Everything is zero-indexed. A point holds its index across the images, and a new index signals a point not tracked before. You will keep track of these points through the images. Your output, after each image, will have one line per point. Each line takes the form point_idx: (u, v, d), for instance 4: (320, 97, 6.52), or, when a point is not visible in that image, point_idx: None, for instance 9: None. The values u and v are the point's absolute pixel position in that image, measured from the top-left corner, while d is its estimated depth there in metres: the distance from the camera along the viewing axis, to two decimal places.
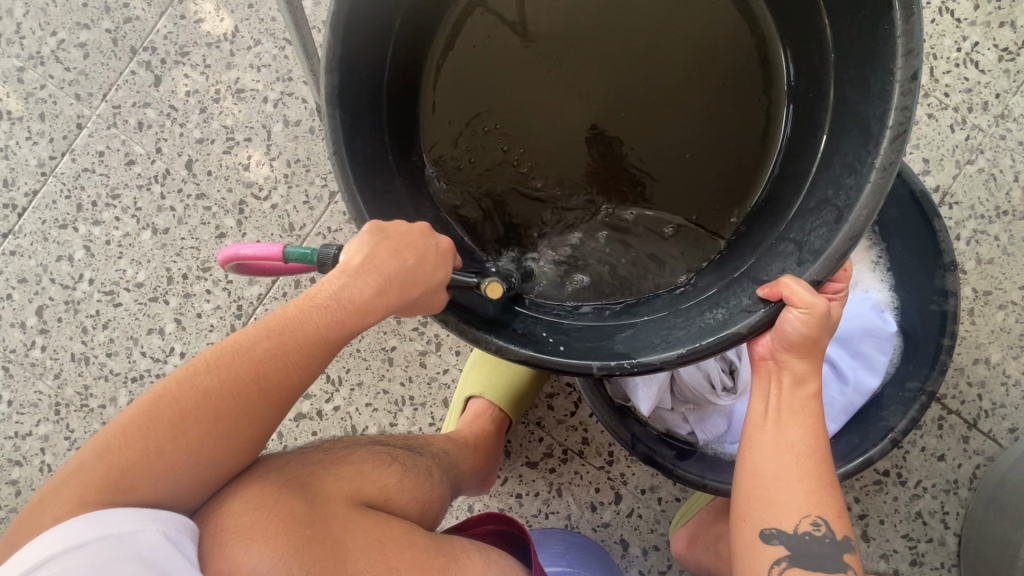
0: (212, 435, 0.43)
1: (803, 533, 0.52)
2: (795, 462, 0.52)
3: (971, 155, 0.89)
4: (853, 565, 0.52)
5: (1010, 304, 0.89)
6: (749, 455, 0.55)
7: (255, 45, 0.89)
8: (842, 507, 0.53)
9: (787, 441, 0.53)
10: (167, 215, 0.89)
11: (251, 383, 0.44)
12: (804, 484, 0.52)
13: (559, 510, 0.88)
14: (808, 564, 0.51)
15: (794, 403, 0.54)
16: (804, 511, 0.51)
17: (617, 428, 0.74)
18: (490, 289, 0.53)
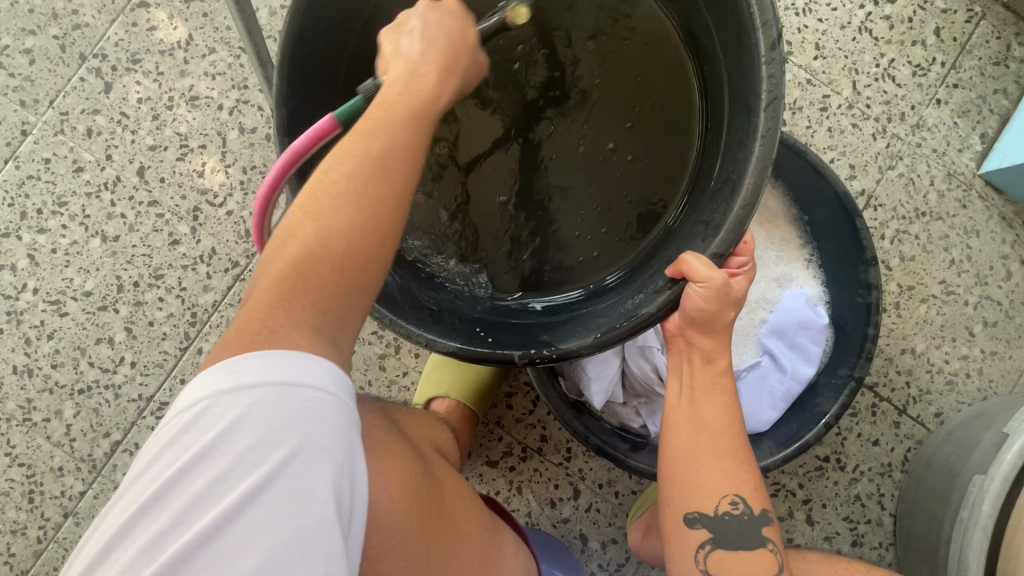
0: (360, 236, 0.41)
1: (723, 514, 0.56)
2: (710, 444, 0.56)
3: (891, 162, 0.97)
4: (772, 538, 0.57)
5: (931, 298, 0.96)
6: (670, 441, 0.58)
7: (210, 54, 0.89)
8: (758, 482, 0.57)
9: (702, 424, 0.56)
10: (117, 223, 0.87)
11: (378, 179, 0.42)
12: (721, 465, 0.56)
13: (519, 508, 0.89)
14: (729, 543, 0.55)
15: (706, 385, 0.58)
16: (723, 492, 0.55)
17: (571, 421, 0.76)
18: (516, 14, 0.61)
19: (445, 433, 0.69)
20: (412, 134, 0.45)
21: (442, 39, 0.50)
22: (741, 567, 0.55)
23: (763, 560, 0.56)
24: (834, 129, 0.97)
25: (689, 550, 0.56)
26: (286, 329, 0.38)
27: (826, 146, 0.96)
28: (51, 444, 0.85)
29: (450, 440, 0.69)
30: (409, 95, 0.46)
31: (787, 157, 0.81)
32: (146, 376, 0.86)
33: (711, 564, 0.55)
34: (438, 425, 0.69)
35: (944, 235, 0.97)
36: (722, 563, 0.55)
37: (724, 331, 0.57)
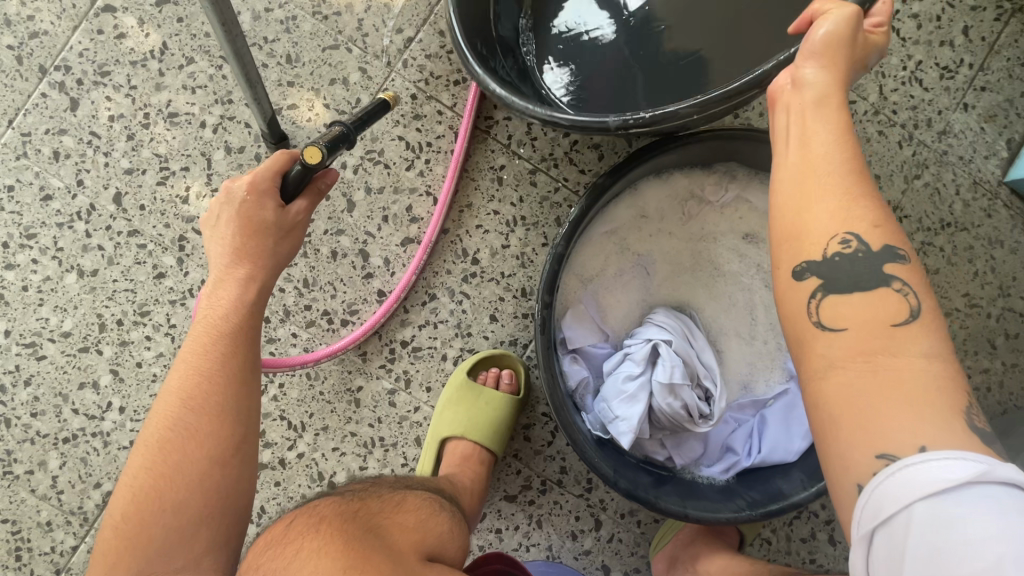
0: (179, 477, 0.53)
1: (835, 256, 0.42)
2: (825, 193, 0.44)
3: (917, 170, 0.93)
4: (899, 276, 0.42)
5: (954, 311, 0.94)
6: (780, 208, 0.45)
7: (188, 64, 0.80)
8: (878, 216, 0.42)
9: (818, 196, 0.44)
10: (94, 255, 0.79)
11: (203, 418, 0.55)
12: (834, 190, 0.43)
13: (540, 542, 0.86)
14: (845, 288, 0.42)
15: (816, 167, 0.44)
16: (830, 229, 0.43)
17: (598, 465, 0.71)
18: (311, 155, 0.57)
19: (440, 516, 0.64)
20: (226, 367, 0.57)
21: (250, 254, 0.60)
22: (864, 335, 0.40)
23: (879, 305, 0.41)
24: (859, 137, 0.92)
25: (797, 301, 0.43)
26: (155, 561, 0.51)
27: None
28: (36, 498, 0.79)
29: (449, 524, 0.64)
30: (222, 325, 0.58)
31: None
32: (136, 422, 0.80)
33: (826, 313, 0.42)
34: (431, 508, 0.64)
35: (969, 246, 0.94)
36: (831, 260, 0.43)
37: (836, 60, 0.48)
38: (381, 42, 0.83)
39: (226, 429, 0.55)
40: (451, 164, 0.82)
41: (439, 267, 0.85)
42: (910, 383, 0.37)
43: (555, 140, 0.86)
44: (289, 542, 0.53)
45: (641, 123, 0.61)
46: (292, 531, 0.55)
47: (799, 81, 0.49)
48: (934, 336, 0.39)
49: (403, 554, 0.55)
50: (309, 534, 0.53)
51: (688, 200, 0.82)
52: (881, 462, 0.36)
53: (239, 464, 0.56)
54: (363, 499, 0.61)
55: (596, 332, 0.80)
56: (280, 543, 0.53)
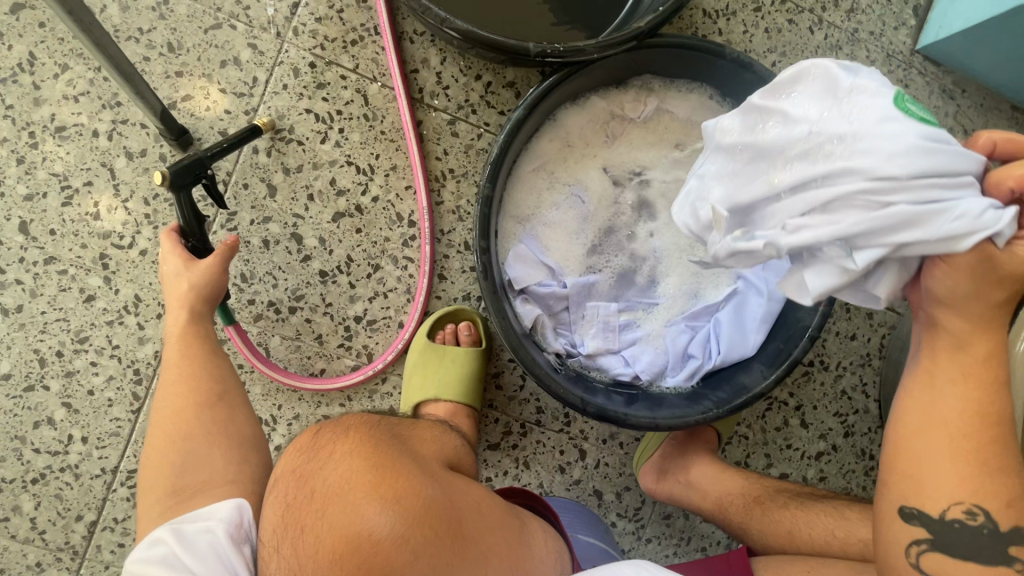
0: (188, 427, 0.61)
1: (953, 521, 0.47)
2: (967, 479, 0.47)
3: (832, 53, 0.93)
4: (1023, 558, 0.47)
5: None
6: (909, 469, 0.48)
7: (63, 72, 0.75)
8: (1015, 496, 0.46)
9: (960, 476, 0.47)
10: (15, 291, 0.76)
11: (187, 384, 0.63)
12: (965, 464, 0.46)
13: (530, 481, 0.89)
14: (954, 549, 0.47)
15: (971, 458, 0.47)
16: (956, 498, 0.47)
17: (567, 395, 0.74)
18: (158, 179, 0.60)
19: (451, 436, 0.65)
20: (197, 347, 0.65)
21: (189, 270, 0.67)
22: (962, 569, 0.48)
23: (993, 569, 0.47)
24: (772, 29, 0.91)
25: (895, 492, 0.49)
26: (176, 491, 0.57)
27: (766, 49, 0.91)
28: (20, 542, 0.78)
29: (458, 442, 0.65)
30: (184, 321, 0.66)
31: (731, 72, 0.76)
32: (103, 449, 0.78)
33: (925, 561, 0.48)
34: (441, 428, 0.65)
35: None
36: (936, 494, 0.47)
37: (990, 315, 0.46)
38: (266, 12, 0.78)
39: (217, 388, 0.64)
40: (412, 138, 0.80)
41: (377, 237, 0.83)
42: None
43: (468, 86, 0.83)
44: (320, 453, 0.51)
45: (556, 53, 0.68)
46: (321, 439, 0.52)
47: (957, 343, 0.47)
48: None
49: (430, 462, 0.55)
50: (338, 440, 0.52)
51: (609, 121, 0.81)
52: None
53: (230, 404, 0.63)
54: (378, 417, 0.60)
55: (542, 269, 0.80)
56: (308, 454, 0.52)
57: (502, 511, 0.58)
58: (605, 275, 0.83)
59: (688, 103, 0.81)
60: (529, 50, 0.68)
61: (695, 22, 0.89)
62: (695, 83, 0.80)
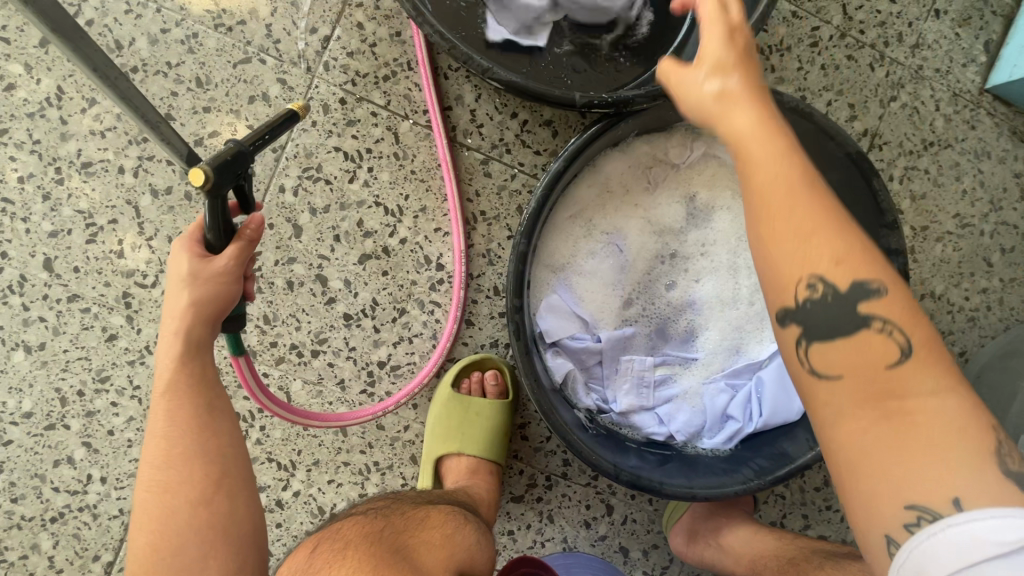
0: (187, 512, 0.54)
1: (804, 302, 0.42)
2: (801, 253, 0.41)
3: (893, 92, 0.87)
4: (880, 314, 0.41)
5: (946, 235, 0.90)
6: (748, 184, 0.44)
7: (90, 106, 0.73)
8: (842, 250, 0.41)
9: (793, 226, 0.41)
10: (38, 328, 0.75)
11: (182, 462, 0.55)
12: (792, 241, 0.41)
13: (554, 536, 0.85)
14: (835, 356, 0.41)
15: (815, 235, 0.41)
16: (795, 276, 0.42)
17: (598, 460, 0.69)
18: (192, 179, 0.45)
19: (466, 528, 0.60)
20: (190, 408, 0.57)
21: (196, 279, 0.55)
22: (861, 387, 0.40)
23: (873, 347, 0.40)
24: (828, 65, 0.85)
25: (791, 355, 0.43)
26: None
27: (821, 87, 0.85)
28: None
29: (476, 535, 0.60)
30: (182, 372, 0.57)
31: (789, 121, 0.70)
32: (121, 490, 0.77)
33: (818, 361, 0.42)
34: (457, 521, 0.60)
35: (954, 163, 0.89)
36: (824, 359, 0.42)
37: (772, 139, 0.44)
38: (297, 46, 0.75)
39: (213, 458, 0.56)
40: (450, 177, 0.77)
41: (403, 280, 0.79)
42: (928, 428, 0.37)
43: (503, 124, 0.79)
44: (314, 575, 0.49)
45: (604, 103, 0.65)
46: (317, 563, 0.50)
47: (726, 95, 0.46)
48: (901, 308, 0.41)
49: None
50: (335, 564, 0.49)
51: (652, 166, 0.76)
52: None
53: (233, 488, 0.57)
54: (387, 517, 0.57)
55: (576, 321, 0.76)
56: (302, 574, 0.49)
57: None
58: (641, 328, 0.79)
59: None
60: (575, 101, 0.65)
61: None
62: None
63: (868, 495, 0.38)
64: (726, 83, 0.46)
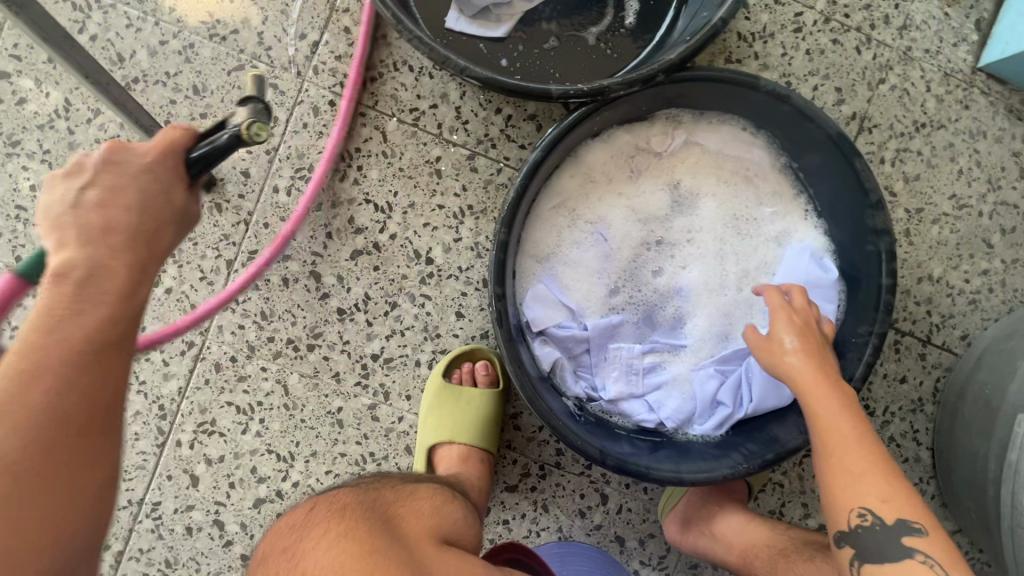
0: (54, 533, 0.39)
1: (856, 527, 0.52)
2: (873, 482, 0.52)
3: (881, 74, 0.86)
4: (921, 548, 0.49)
5: (943, 217, 0.88)
6: (817, 427, 0.57)
7: (95, 116, 0.77)
8: (889, 491, 0.52)
9: (855, 456, 0.53)
10: None
11: (76, 467, 0.40)
12: (832, 435, 0.55)
13: (549, 525, 0.86)
14: (877, 559, 0.50)
15: (845, 461, 0.53)
16: (848, 504, 0.52)
17: (584, 446, 0.70)
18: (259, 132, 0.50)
19: (454, 503, 0.61)
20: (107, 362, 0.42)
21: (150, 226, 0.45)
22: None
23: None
24: (813, 50, 0.85)
25: (844, 569, 0.53)
26: None
27: (806, 72, 0.85)
28: None
29: (463, 510, 0.61)
30: (89, 345, 0.40)
31: (768, 104, 0.70)
32: (130, 481, 0.80)
33: (857, 532, 0.52)
34: (445, 496, 0.61)
35: (948, 144, 0.87)
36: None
37: (819, 358, 0.60)
38: (287, 52, 0.79)
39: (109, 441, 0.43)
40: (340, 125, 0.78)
41: (394, 274, 0.82)
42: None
43: (487, 120, 0.81)
44: (303, 530, 0.50)
45: (580, 93, 0.65)
46: (312, 520, 0.51)
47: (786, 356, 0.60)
48: (943, 552, 0.49)
49: (423, 542, 0.51)
50: (325, 523, 0.50)
51: (634, 155, 0.77)
52: None
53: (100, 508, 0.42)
54: (378, 489, 0.58)
55: (562, 310, 0.77)
56: (292, 528, 0.51)
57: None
58: (629, 316, 0.79)
59: (720, 135, 0.77)
60: (551, 92, 0.66)
61: (729, 46, 0.84)
62: (726, 115, 0.76)
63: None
64: (796, 340, 0.60)
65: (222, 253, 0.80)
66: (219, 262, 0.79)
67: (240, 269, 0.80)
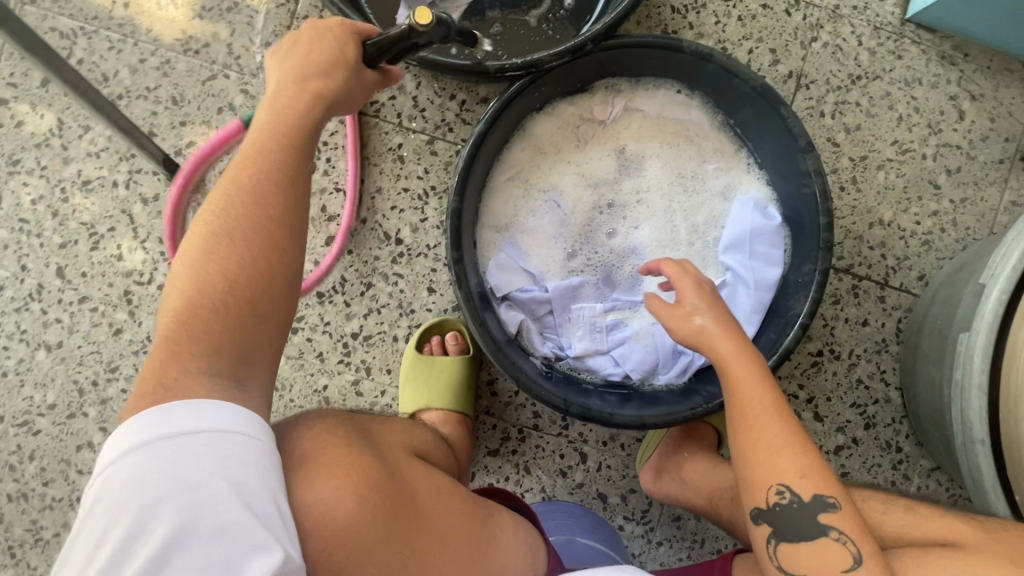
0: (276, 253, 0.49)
1: (775, 505, 0.55)
2: (795, 462, 0.55)
3: (813, 33, 0.91)
4: (835, 524, 0.53)
5: (888, 162, 0.92)
6: (736, 405, 0.59)
7: (86, 132, 0.85)
8: (806, 470, 0.54)
9: (776, 442, 0.56)
10: (56, 329, 0.85)
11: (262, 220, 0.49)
12: (750, 419, 0.57)
13: (532, 486, 0.89)
14: (791, 532, 0.54)
15: (767, 441, 0.56)
16: (770, 481, 0.55)
17: (549, 396, 0.74)
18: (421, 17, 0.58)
19: (421, 431, 0.68)
20: (288, 245, 0.50)
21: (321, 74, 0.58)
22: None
23: (830, 554, 0.53)
24: (745, 16, 0.90)
25: (760, 545, 0.56)
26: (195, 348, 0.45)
27: (740, 37, 0.90)
28: None
29: (426, 435, 0.67)
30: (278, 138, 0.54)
31: (695, 64, 0.75)
32: None
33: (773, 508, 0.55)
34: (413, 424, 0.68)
35: (885, 93, 0.91)
36: (791, 556, 0.55)
37: (727, 329, 0.62)
38: (255, 60, 0.86)
39: (279, 315, 0.50)
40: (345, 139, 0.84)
41: (367, 256, 0.87)
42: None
43: (443, 106, 0.87)
44: (285, 424, 0.52)
45: (516, 67, 0.72)
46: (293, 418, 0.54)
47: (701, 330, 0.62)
48: (851, 524, 0.54)
49: (393, 451, 0.57)
50: (310, 419, 0.53)
51: (579, 125, 0.83)
52: None
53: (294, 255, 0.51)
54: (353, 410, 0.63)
55: (524, 274, 0.82)
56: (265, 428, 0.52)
57: (470, 511, 0.58)
58: (589, 277, 0.84)
59: (657, 100, 0.82)
60: (489, 68, 0.72)
61: (664, 19, 0.89)
62: (661, 79, 0.81)
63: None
64: (709, 322, 0.62)
65: None
66: None
67: None
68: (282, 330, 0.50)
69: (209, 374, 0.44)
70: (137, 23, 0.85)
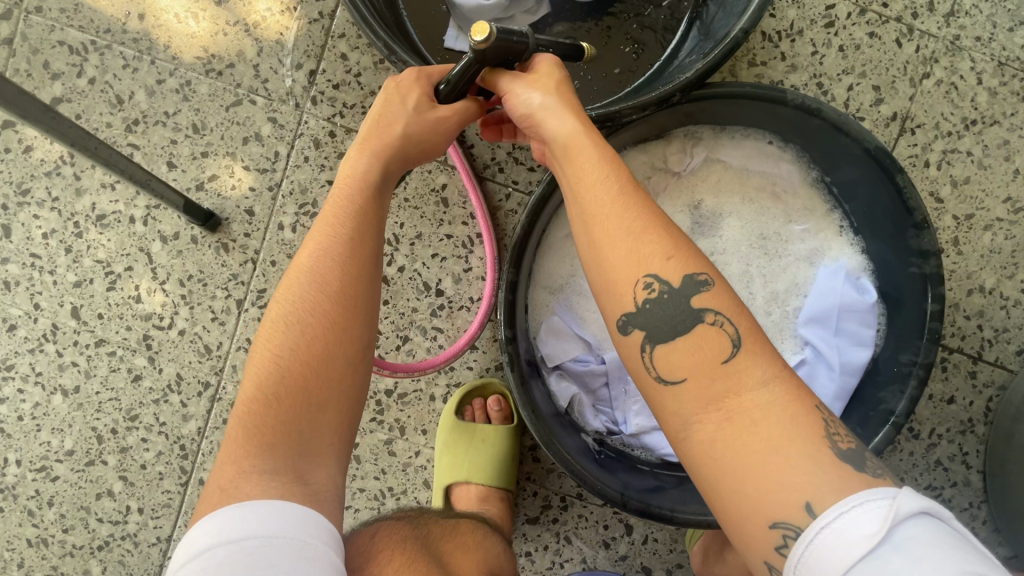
0: (339, 334, 0.47)
1: (644, 305, 0.45)
2: (644, 236, 0.46)
3: (926, 68, 0.78)
4: (710, 307, 0.44)
5: (996, 222, 0.80)
6: (578, 196, 0.49)
7: None
8: (668, 250, 0.45)
9: (637, 223, 0.46)
10: (72, 372, 0.80)
11: (332, 303, 0.48)
12: (595, 223, 0.48)
13: (573, 557, 0.83)
14: (663, 334, 0.45)
15: (615, 218, 0.47)
16: (630, 280, 0.45)
17: (603, 488, 0.65)
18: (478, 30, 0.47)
19: (496, 539, 0.63)
20: (345, 336, 0.47)
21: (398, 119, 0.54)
22: (702, 386, 0.42)
23: (706, 344, 0.44)
24: (847, 46, 0.78)
25: (635, 361, 0.45)
26: (267, 442, 0.43)
27: (840, 71, 0.78)
28: None
29: (500, 545, 0.63)
30: (356, 205, 0.52)
31: (796, 117, 0.65)
32: (158, 519, 0.81)
33: (644, 313, 0.45)
34: (486, 532, 0.63)
35: (1003, 141, 0.79)
36: (670, 364, 0.44)
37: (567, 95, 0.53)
38: (284, 84, 0.76)
39: (339, 403, 0.46)
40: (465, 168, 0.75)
41: (404, 307, 0.79)
42: (761, 417, 0.40)
43: (495, 143, 0.78)
44: (372, 553, 0.48)
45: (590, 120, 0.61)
46: (378, 542, 0.49)
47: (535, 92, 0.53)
48: (727, 302, 0.45)
49: None
50: (397, 549, 0.49)
51: (651, 176, 0.73)
52: (808, 513, 0.37)
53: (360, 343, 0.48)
54: (434, 518, 0.59)
55: (579, 342, 0.74)
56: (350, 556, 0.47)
57: None
58: None
59: (743, 151, 0.72)
60: None
61: (752, 47, 0.77)
62: (750, 128, 0.71)
63: (711, 468, 0.41)
64: (548, 96, 0.52)
65: (232, 292, 0.79)
66: (228, 302, 0.78)
67: (249, 308, 0.78)
68: (351, 417, 0.47)
69: (268, 471, 0.41)
70: (154, 38, 0.76)
